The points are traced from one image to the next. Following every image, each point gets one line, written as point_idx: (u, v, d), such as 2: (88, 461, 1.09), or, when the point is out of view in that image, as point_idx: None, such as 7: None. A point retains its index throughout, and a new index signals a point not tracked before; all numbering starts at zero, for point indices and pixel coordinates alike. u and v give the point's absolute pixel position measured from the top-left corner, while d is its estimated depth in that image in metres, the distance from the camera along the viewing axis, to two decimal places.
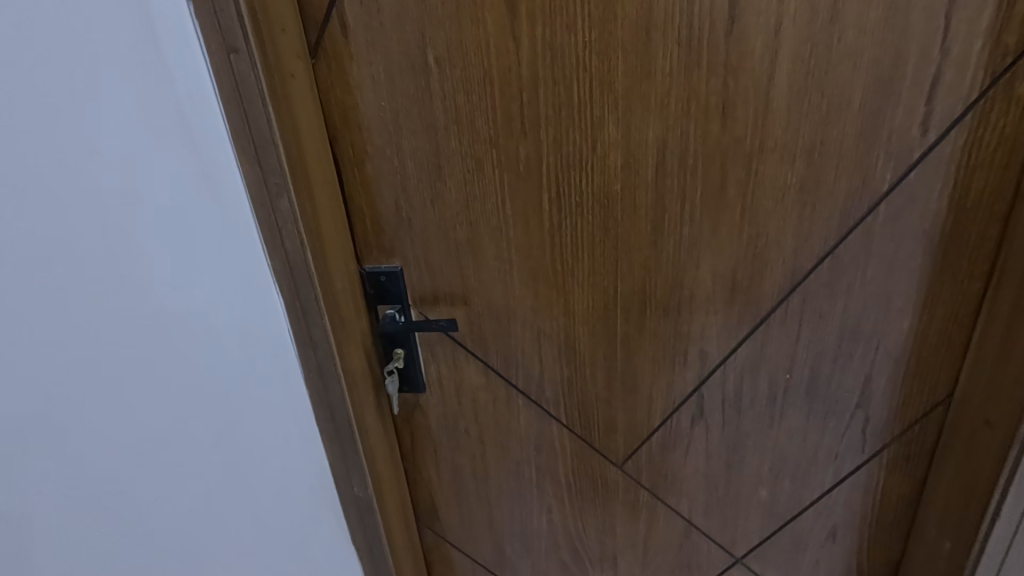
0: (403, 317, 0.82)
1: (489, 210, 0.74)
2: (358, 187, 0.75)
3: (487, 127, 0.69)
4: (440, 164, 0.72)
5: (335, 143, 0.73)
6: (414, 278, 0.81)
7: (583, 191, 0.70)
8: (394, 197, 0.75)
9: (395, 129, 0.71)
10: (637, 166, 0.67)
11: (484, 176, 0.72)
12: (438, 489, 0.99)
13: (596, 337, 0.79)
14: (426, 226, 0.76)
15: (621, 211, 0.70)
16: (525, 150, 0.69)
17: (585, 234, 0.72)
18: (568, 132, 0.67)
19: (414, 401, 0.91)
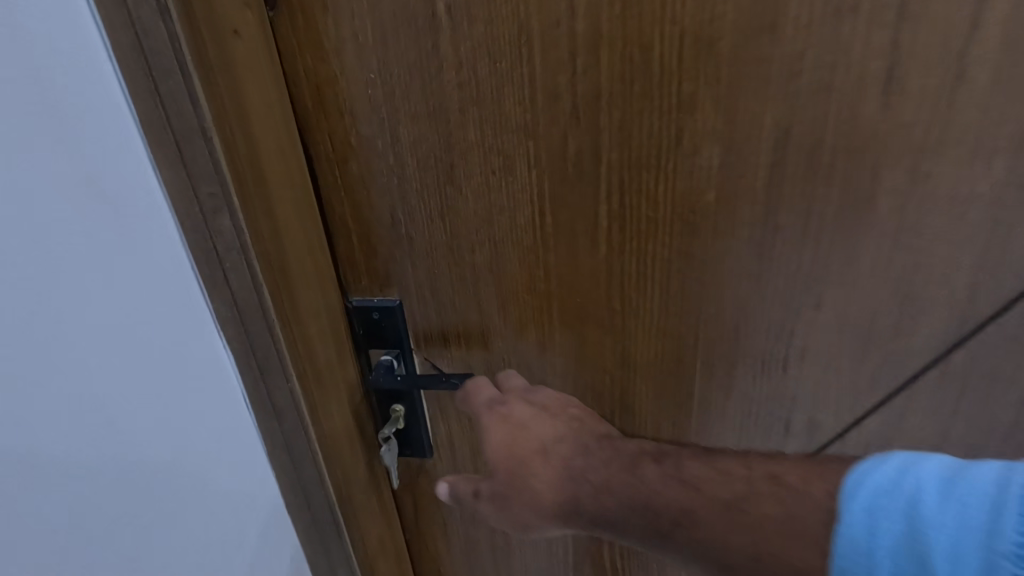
0: (403, 365, 0.62)
1: (521, 226, 0.53)
2: (340, 192, 0.54)
3: (520, 109, 0.48)
4: (454, 164, 0.51)
5: (306, 132, 0.51)
6: (419, 313, 0.60)
7: (657, 202, 0.49)
8: (391, 207, 0.54)
9: (391, 113, 0.50)
10: (742, 167, 0.46)
11: (515, 180, 0.51)
12: (447, 565, 0.79)
13: (664, 396, 0.58)
14: (434, 247, 0.55)
15: (712, 231, 0.49)
16: (575, 143, 0.48)
17: (658, 261, 0.51)
18: (642, 116, 0.46)
19: (418, 466, 0.70)
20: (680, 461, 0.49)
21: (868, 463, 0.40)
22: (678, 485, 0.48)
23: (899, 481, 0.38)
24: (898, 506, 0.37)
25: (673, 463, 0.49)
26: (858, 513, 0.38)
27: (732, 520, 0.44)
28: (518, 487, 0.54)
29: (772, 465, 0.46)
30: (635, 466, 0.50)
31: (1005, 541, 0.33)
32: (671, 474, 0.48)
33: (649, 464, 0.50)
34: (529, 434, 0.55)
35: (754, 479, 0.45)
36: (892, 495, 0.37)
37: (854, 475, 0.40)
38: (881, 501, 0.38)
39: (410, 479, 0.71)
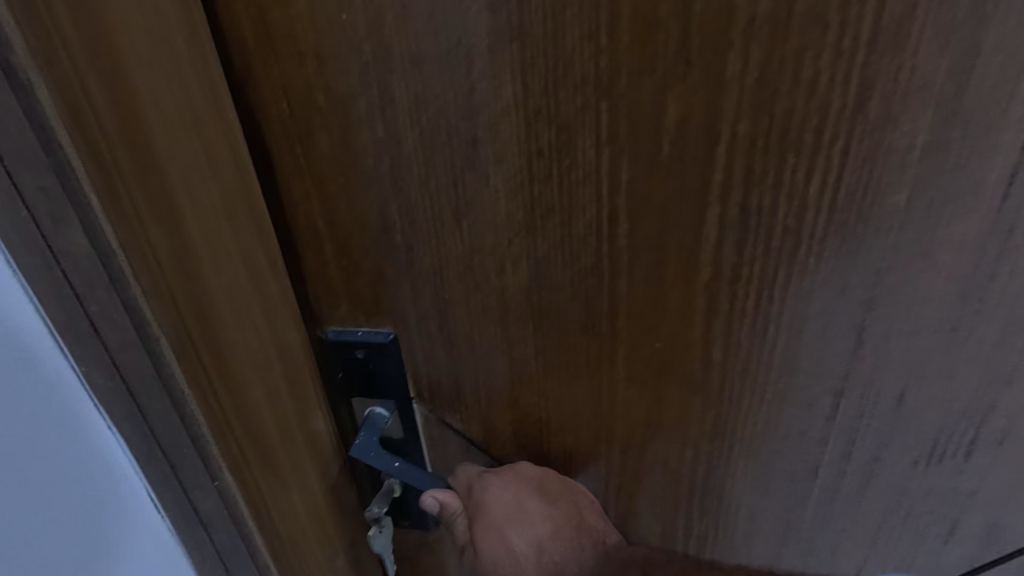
0: (399, 418, 0.44)
1: (578, 236, 0.34)
2: (303, 178, 0.35)
3: (591, 45, 0.29)
4: (477, 136, 0.32)
5: (248, 82, 0.32)
6: (422, 354, 0.41)
7: (807, 207, 0.30)
8: (380, 203, 0.36)
9: (376, 55, 0.31)
10: (967, 149, 0.27)
11: (575, 165, 0.32)
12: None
13: (771, 479, 0.41)
14: (445, 264, 0.37)
15: (889, 250, 0.31)
16: (680, 105, 0.29)
17: (794, 293, 0.33)
18: (806, 60, 0.27)
19: (418, 548, 0.53)
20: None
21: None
22: None
23: None
24: None
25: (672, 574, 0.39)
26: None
27: None
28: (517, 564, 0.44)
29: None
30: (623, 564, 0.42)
31: None
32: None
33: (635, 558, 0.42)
34: (529, 518, 0.43)
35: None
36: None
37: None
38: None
39: (406, 559, 0.54)
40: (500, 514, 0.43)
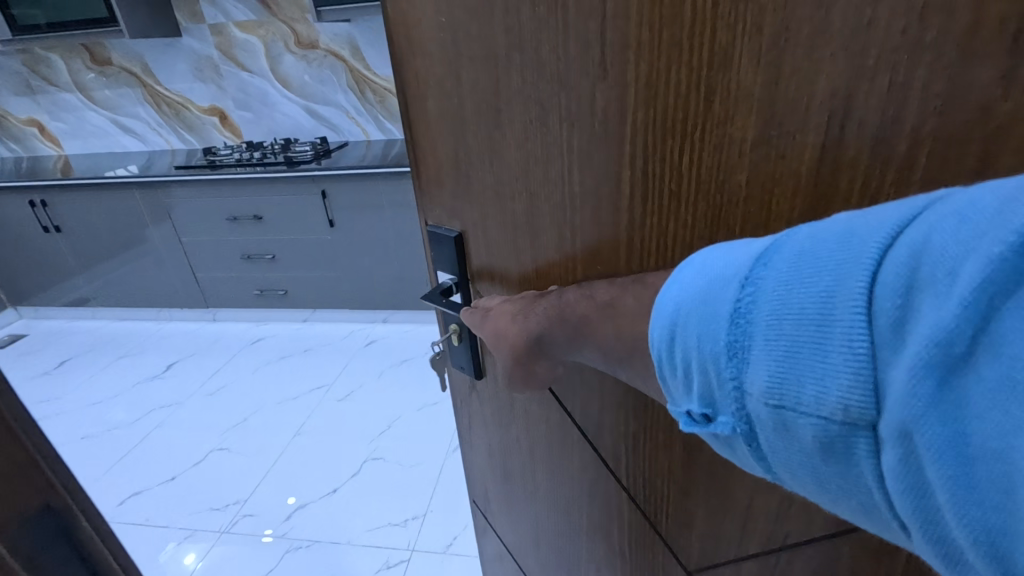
0: (459, 292, 0.70)
1: (553, 179, 0.52)
2: (422, 125, 0.62)
3: (553, 55, 0.45)
4: (499, 107, 0.52)
5: (402, 71, 0.60)
6: (473, 249, 0.66)
7: (681, 173, 0.42)
8: (455, 145, 0.59)
9: (453, 56, 0.53)
10: (784, 145, 0.36)
11: (549, 132, 0.49)
12: (491, 484, 0.89)
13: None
14: (483, 188, 0.59)
15: (739, 215, 0.41)
16: (603, 96, 0.44)
17: (680, 239, 0.45)
18: (669, 71, 0.39)
19: (472, 387, 0.80)
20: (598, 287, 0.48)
21: (682, 268, 0.37)
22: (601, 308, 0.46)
23: (669, 330, 0.36)
24: (669, 337, 0.36)
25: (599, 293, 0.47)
26: (676, 356, 0.36)
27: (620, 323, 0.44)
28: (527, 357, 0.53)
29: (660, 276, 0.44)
30: (567, 294, 0.50)
31: (722, 314, 0.32)
32: (586, 294, 0.48)
33: (575, 292, 0.50)
34: (510, 315, 0.53)
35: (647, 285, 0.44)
36: (692, 318, 0.34)
37: (671, 283, 0.37)
38: (696, 330, 0.34)
39: (466, 394, 0.82)
40: (494, 302, 0.56)
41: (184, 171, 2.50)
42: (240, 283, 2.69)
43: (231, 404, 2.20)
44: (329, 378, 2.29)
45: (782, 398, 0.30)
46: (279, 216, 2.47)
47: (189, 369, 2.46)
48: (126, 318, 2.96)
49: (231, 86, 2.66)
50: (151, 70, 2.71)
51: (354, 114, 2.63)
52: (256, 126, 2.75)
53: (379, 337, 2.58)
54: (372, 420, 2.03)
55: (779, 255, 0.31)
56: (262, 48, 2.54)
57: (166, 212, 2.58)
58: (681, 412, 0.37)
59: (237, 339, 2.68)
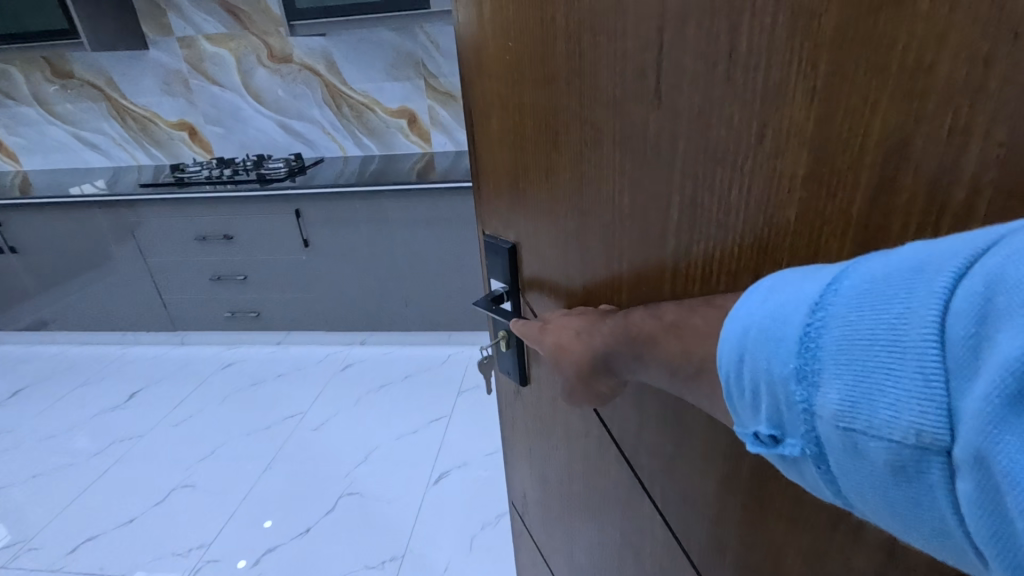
0: (510, 300, 0.73)
1: (604, 199, 0.53)
2: (485, 141, 0.65)
3: (611, 81, 0.47)
4: (557, 128, 0.54)
5: (470, 91, 0.64)
6: (526, 261, 0.68)
7: (730, 201, 0.42)
8: (512, 161, 0.62)
9: (515, 78, 0.56)
10: (835, 184, 0.36)
11: (603, 154, 0.51)
12: (529, 489, 0.92)
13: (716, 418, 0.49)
14: (537, 203, 0.62)
15: (785, 249, 0.40)
16: (656, 123, 0.45)
17: (723, 269, 0.45)
18: (723, 101, 0.39)
19: (516, 393, 0.84)
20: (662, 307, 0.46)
21: (747, 295, 0.35)
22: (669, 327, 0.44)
23: (734, 353, 0.34)
24: (735, 359, 0.34)
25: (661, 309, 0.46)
26: (743, 379, 0.34)
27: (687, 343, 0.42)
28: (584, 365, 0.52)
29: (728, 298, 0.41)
30: (632, 312, 0.48)
31: (788, 338, 0.31)
32: (652, 312, 0.46)
33: (641, 308, 0.48)
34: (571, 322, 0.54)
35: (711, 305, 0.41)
36: (763, 342, 0.32)
37: (741, 303, 0.35)
38: (766, 352, 0.32)
39: (510, 398, 0.86)
40: (551, 315, 0.58)
41: (151, 191, 2.54)
42: (212, 304, 2.75)
43: (199, 436, 2.24)
44: (305, 405, 2.35)
45: (854, 423, 0.28)
46: (249, 236, 2.52)
47: (152, 401, 2.49)
48: (88, 342, 3.04)
49: (202, 100, 2.84)
50: (116, 84, 2.89)
51: (329, 128, 2.81)
52: (228, 140, 2.93)
53: (355, 359, 2.64)
54: (340, 457, 2.05)
55: (849, 280, 0.29)
56: (233, 61, 2.72)
57: (129, 232, 2.62)
58: (746, 435, 0.36)
59: (204, 364, 2.75)
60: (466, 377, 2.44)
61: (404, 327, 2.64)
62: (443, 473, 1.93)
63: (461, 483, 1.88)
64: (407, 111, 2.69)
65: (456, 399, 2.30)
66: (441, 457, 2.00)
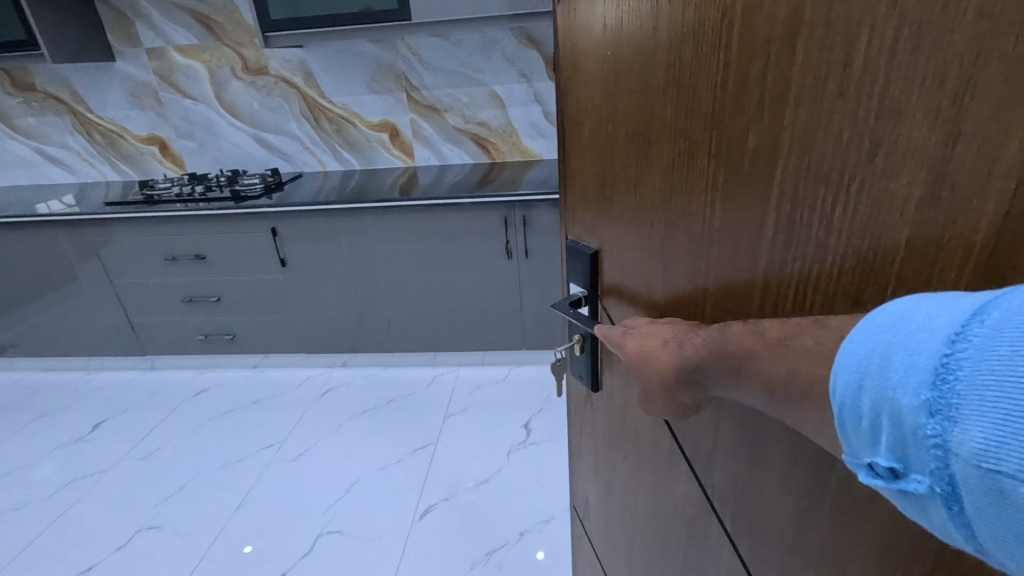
0: (588, 305, 0.76)
1: (693, 212, 0.53)
2: (578, 150, 0.69)
3: (711, 93, 0.47)
4: (650, 138, 0.55)
5: (565, 103, 0.70)
6: (606, 267, 0.71)
7: (832, 221, 0.40)
8: (601, 169, 0.65)
9: (610, 89, 0.59)
10: (957, 210, 0.32)
11: (696, 166, 0.51)
12: (593, 494, 0.95)
13: (802, 442, 0.46)
14: (623, 210, 0.63)
15: (889, 278, 0.37)
16: (756, 138, 0.44)
17: (816, 293, 0.43)
18: (830, 117, 0.38)
19: (586, 396, 0.87)
20: (762, 325, 0.42)
21: (866, 318, 0.33)
22: (773, 345, 0.40)
23: (852, 379, 0.32)
24: (850, 385, 0.32)
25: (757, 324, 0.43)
26: (861, 406, 0.32)
27: (791, 361, 0.38)
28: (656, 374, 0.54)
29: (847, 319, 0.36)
30: (731, 326, 0.45)
31: (918, 368, 0.29)
32: (754, 329, 0.42)
33: (741, 324, 0.45)
34: (655, 331, 0.55)
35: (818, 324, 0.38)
36: (889, 369, 0.30)
37: (865, 324, 0.33)
38: (892, 381, 0.30)
39: (580, 402, 0.90)
40: (637, 321, 0.60)
41: (119, 207, 2.58)
42: (183, 326, 2.83)
43: (170, 469, 2.27)
44: (282, 436, 2.40)
45: (1000, 465, 0.25)
46: (222, 255, 2.60)
47: (118, 432, 2.52)
48: (53, 370, 3.08)
49: (174, 113, 3.01)
50: (81, 99, 3.03)
51: (308, 143, 3.02)
52: (200, 154, 3.10)
53: (338, 380, 2.78)
54: (319, 494, 2.06)
55: (1003, 311, 0.26)
56: (207, 74, 2.90)
57: (94, 252, 2.66)
58: (860, 465, 0.33)
59: (175, 390, 2.84)
60: (451, 401, 2.53)
61: (386, 348, 2.78)
62: (429, 508, 1.95)
63: (446, 518, 1.90)
64: (389, 124, 2.91)
65: (441, 422, 2.40)
66: (426, 491, 2.03)
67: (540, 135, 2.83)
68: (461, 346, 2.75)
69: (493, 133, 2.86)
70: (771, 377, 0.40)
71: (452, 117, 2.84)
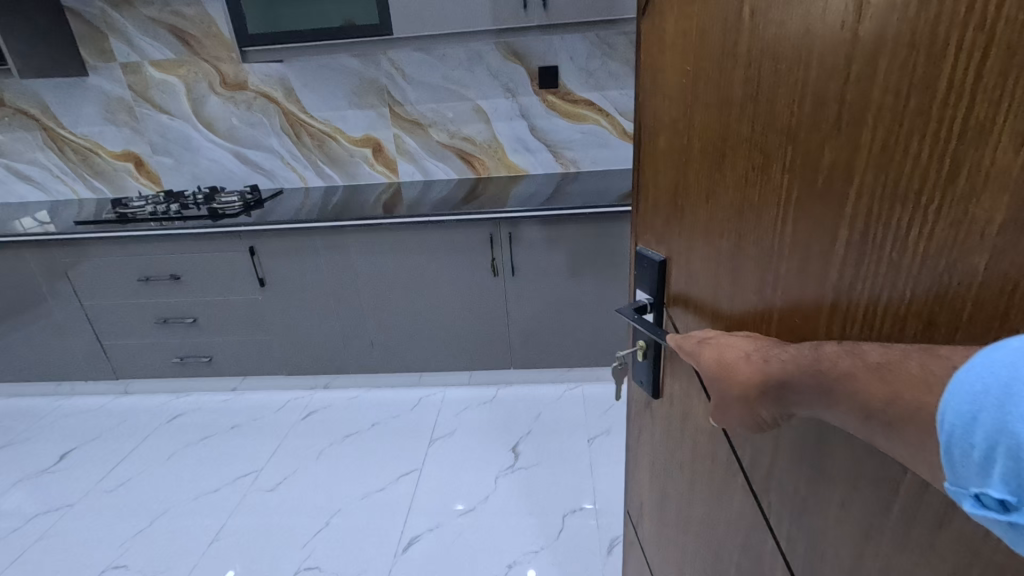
0: (653, 311, 0.76)
1: (764, 226, 0.52)
2: (652, 159, 0.70)
3: (787, 107, 0.46)
4: (724, 149, 0.55)
5: (641, 112, 0.70)
6: (674, 277, 0.71)
7: (905, 244, 0.37)
8: (674, 178, 0.65)
9: (689, 100, 0.59)
10: None
11: (769, 181, 0.50)
12: (648, 499, 0.94)
13: (866, 463, 0.44)
14: (695, 218, 0.63)
15: (967, 306, 0.34)
16: (831, 154, 0.42)
17: (885, 318, 0.40)
18: (910, 137, 0.36)
19: (647, 402, 0.87)
20: (859, 347, 0.39)
21: (990, 348, 0.30)
22: (873, 369, 0.37)
23: (968, 409, 0.29)
24: (966, 414, 0.30)
25: (851, 344, 0.40)
26: (973, 438, 0.29)
27: (891, 385, 0.35)
28: (728, 385, 0.52)
29: (960, 350, 0.33)
30: (824, 345, 0.43)
31: None
32: (851, 350, 0.39)
33: (835, 344, 0.42)
34: (736, 344, 0.53)
35: (920, 352, 0.35)
36: (1008, 402, 0.28)
37: (989, 351, 0.30)
38: (1011, 415, 0.28)
39: (641, 406, 0.89)
40: (713, 333, 0.59)
41: (92, 228, 2.37)
42: (156, 351, 2.63)
43: (135, 503, 2.09)
44: (260, 463, 2.26)
45: None
46: (199, 276, 2.41)
47: (85, 465, 2.32)
48: (22, 395, 2.88)
49: (150, 129, 2.84)
50: (52, 112, 2.83)
51: (289, 158, 2.89)
52: (178, 171, 2.94)
53: (318, 405, 2.63)
54: (298, 525, 1.92)
55: None
56: (184, 88, 2.74)
57: (63, 273, 2.44)
58: (965, 495, 0.31)
59: (148, 416, 2.65)
60: (437, 425, 2.42)
61: (370, 369, 2.63)
62: (413, 539, 1.83)
63: (435, 548, 1.79)
64: (372, 140, 2.80)
65: (427, 447, 2.29)
66: (413, 517, 1.92)
67: (527, 150, 2.79)
68: (458, 366, 2.60)
69: (478, 148, 2.80)
70: (864, 401, 0.37)
71: (437, 132, 2.77)
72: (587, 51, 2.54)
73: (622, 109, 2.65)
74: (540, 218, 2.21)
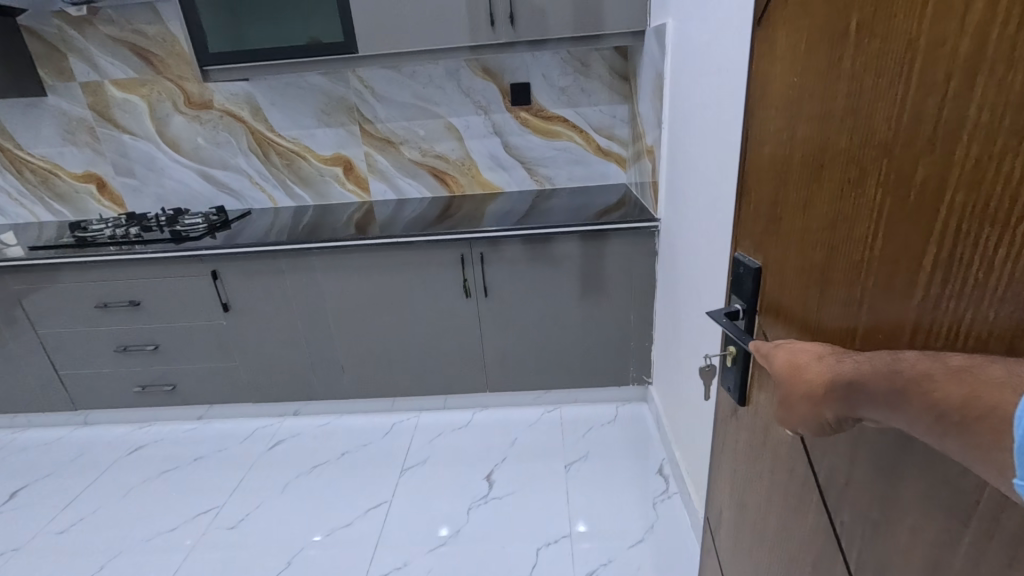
0: (744, 318, 0.80)
1: (857, 238, 0.53)
2: (759, 168, 0.74)
3: (885, 121, 0.48)
4: (824, 161, 0.58)
5: (753, 122, 0.76)
6: (766, 286, 0.74)
7: (991, 262, 0.38)
8: (774, 187, 0.70)
9: (794, 114, 0.63)
10: None
11: (864, 193, 0.52)
12: (726, 509, 0.94)
13: (937, 491, 0.44)
14: (791, 228, 0.66)
15: None
16: (925, 168, 0.44)
17: (969, 336, 0.40)
18: (1000, 155, 0.37)
19: (733, 409, 0.88)
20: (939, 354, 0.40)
21: None
22: (954, 371, 0.38)
23: None
24: None
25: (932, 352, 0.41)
26: None
27: (969, 390, 0.36)
28: (799, 384, 0.54)
29: None
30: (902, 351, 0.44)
31: None
32: (931, 354, 0.40)
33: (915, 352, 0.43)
34: (813, 346, 0.55)
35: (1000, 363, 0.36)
36: None
37: None
38: None
39: (727, 412, 0.91)
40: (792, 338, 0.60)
41: (52, 250, 2.45)
42: (119, 378, 2.68)
43: (97, 538, 2.10)
44: (222, 498, 2.27)
45: None
46: (156, 299, 2.47)
47: (37, 506, 2.32)
48: None
49: (110, 149, 2.95)
50: (9, 134, 2.96)
51: (256, 176, 2.98)
52: (141, 192, 3.04)
53: (290, 434, 2.68)
54: (262, 559, 1.94)
55: None
56: (147, 107, 2.85)
57: (15, 301, 2.51)
58: None
59: (110, 448, 2.70)
60: (409, 453, 2.44)
61: (341, 395, 2.68)
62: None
63: None
64: (342, 158, 2.90)
65: (398, 475, 2.31)
66: (382, 554, 1.92)
67: (500, 167, 2.86)
68: (447, 390, 2.63)
69: (451, 166, 2.88)
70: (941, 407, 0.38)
71: (409, 150, 2.86)
72: (560, 68, 2.64)
73: (594, 124, 2.73)
74: (521, 236, 2.25)
